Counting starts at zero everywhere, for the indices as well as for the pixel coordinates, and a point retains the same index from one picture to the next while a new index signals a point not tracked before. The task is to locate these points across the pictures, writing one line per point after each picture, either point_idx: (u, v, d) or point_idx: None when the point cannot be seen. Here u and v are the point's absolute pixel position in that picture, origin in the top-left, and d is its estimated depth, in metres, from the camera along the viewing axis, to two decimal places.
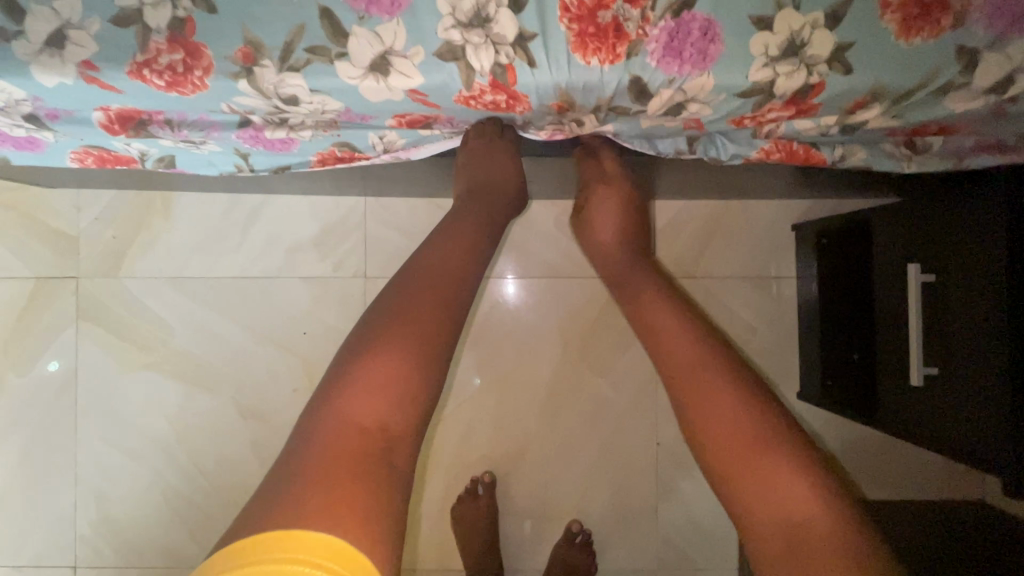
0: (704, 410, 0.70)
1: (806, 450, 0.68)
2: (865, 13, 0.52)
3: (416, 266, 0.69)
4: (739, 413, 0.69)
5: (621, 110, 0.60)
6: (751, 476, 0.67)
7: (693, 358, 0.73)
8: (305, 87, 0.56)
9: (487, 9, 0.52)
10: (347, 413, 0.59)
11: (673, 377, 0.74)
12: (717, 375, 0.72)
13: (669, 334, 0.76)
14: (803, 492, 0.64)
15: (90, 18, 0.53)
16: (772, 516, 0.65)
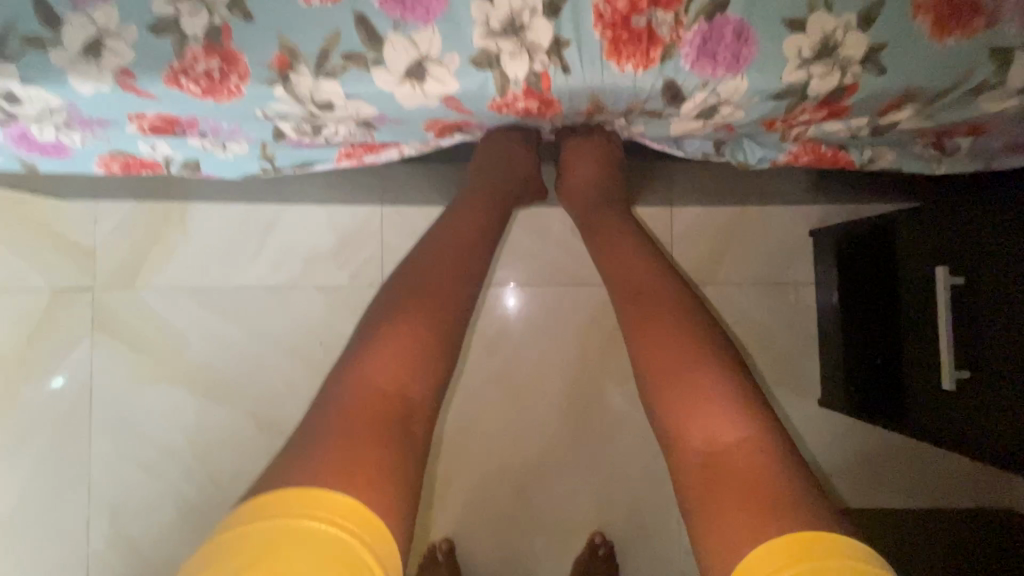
0: (644, 342, 0.66)
1: (739, 383, 0.62)
2: (897, 14, 0.53)
3: (426, 254, 0.71)
4: (676, 343, 0.64)
5: (654, 114, 0.59)
6: (687, 404, 0.61)
7: (645, 288, 0.69)
8: (339, 93, 0.56)
9: (522, 16, 0.53)
10: (368, 379, 0.60)
11: (628, 307, 0.69)
12: (667, 308, 0.67)
13: (622, 269, 0.72)
14: (726, 423, 0.59)
15: (127, 26, 0.54)
16: (693, 449, 0.59)
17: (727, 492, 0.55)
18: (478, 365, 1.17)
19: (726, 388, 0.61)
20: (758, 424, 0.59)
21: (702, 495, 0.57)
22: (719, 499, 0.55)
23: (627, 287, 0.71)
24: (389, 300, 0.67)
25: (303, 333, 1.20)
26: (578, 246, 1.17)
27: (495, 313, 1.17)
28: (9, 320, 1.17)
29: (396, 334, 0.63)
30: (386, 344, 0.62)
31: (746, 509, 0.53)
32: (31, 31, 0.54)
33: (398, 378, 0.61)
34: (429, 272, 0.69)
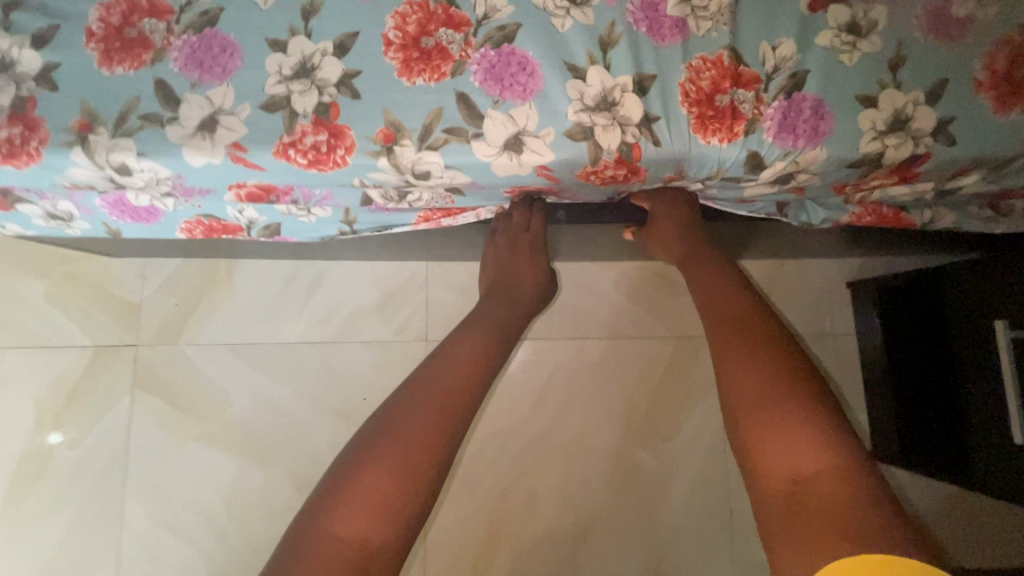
0: (730, 366, 0.64)
1: (825, 410, 0.59)
2: (961, 92, 0.57)
3: (401, 407, 0.66)
4: (765, 367, 0.62)
5: (734, 180, 0.62)
6: (770, 430, 0.58)
7: (735, 313, 0.67)
8: (440, 164, 0.59)
9: (613, 94, 0.57)
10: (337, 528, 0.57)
11: (717, 330, 0.67)
12: (756, 333, 0.65)
13: (707, 293, 0.70)
14: (809, 451, 0.55)
15: (242, 104, 0.58)
16: (775, 474, 0.56)
17: (803, 519, 0.52)
18: (523, 420, 1.16)
19: (810, 418, 0.58)
20: (846, 455, 0.55)
21: (784, 524, 0.53)
22: (802, 526, 0.52)
23: (718, 313, 0.68)
24: (367, 436, 0.64)
25: (347, 390, 1.19)
26: (619, 300, 1.19)
27: (538, 370, 1.17)
28: (52, 379, 1.17)
29: (373, 473, 0.60)
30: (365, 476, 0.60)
31: (823, 534, 0.50)
32: (151, 110, 0.58)
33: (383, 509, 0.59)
34: (413, 419, 0.64)
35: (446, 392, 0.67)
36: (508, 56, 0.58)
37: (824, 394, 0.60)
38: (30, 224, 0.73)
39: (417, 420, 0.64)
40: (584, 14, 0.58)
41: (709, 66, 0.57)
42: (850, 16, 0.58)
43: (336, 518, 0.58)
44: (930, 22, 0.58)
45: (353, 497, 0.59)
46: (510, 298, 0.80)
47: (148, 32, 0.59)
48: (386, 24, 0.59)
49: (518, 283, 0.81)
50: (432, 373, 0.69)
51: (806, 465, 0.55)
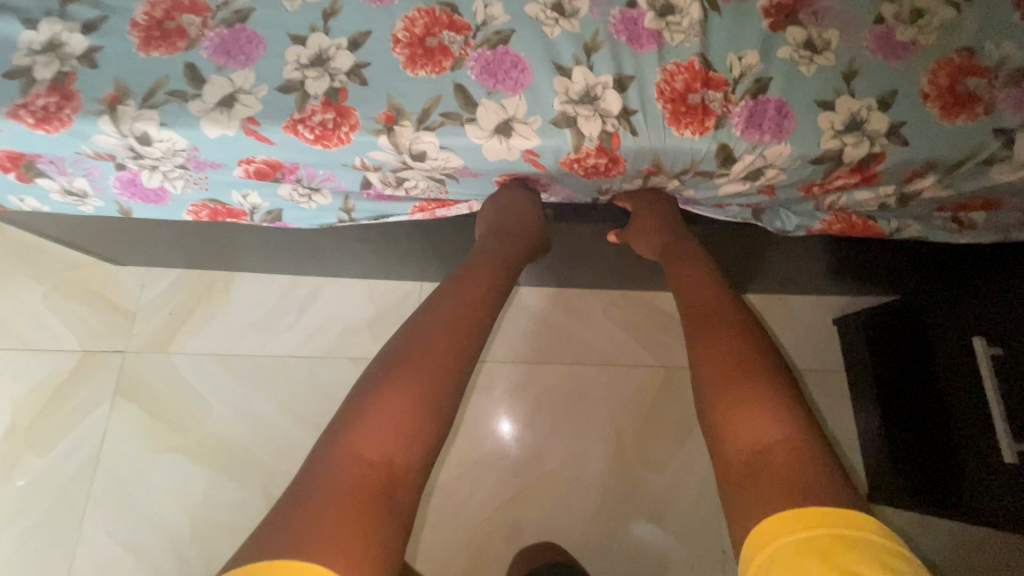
0: (700, 346, 0.64)
1: (786, 385, 0.58)
2: (909, 101, 0.64)
3: (409, 337, 0.63)
4: (731, 346, 0.62)
5: (708, 175, 0.67)
6: (731, 404, 0.58)
7: (707, 299, 0.68)
8: (435, 144, 0.64)
9: (596, 90, 0.63)
10: (355, 449, 0.54)
11: (687, 316, 0.68)
12: (724, 316, 0.65)
13: (678, 280, 0.71)
14: (768, 425, 0.55)
15: (260, 86, 0.64)
16: (738, 448, 0.55)
17: (759, 487, 0.51)
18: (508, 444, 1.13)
19: (773, 395, 0.57)
20: (805, 429, 0.55)
21: (743, 495, 0.52)
22: (754, 496, 0.51)
23: (691, 302, 0.69)
24: (379, 365, 0.61)
25: (331, 407, 1.17)
26: (609, 327, 1.20)
27: (526, 392, 1.16)
28: (35, 381, 1.16)
29: (392, 397, 0.57)
30: (382, 405, 0.57)
31: (775, 495, 0.50)
32: (178, 87, 0.65)
33: (402, 431, 0.56)
34: (426, 349, 0.61)
35: (451, 324, 0.64)
36: (502, 55, 0.65)
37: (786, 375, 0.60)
38: (46, 200, 0.77)
39: (429, 353, 0.61)
40: (571, 24, 0.66)
41: (682, 70, 0.64)
42: (806, 37, 0.66)
43: (356, 440, 0.55)
44: (877, 44, 0.66)
45: (371, 420, 0.56)
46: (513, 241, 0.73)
47: (186, 25, 0.67)
48: (396, 26, 0.66)
49: (522, 229, 0.73)
50: (438, 308, 0.66)
51: (763, 438, 0.55)
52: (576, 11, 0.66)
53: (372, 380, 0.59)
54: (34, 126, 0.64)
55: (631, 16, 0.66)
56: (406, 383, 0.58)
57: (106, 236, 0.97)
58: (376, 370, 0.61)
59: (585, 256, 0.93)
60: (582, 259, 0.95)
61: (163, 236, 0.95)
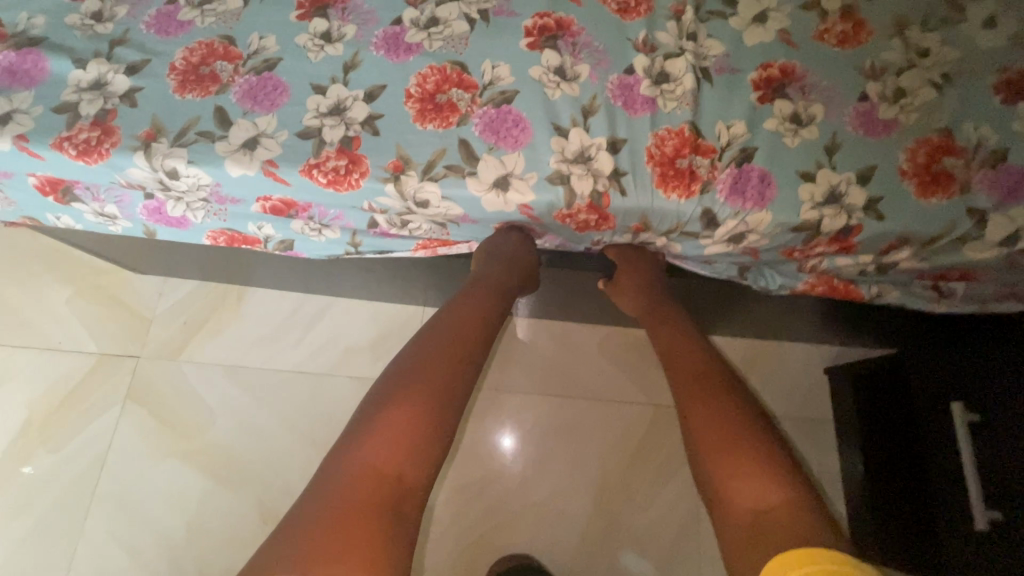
0: (694, 411, 0.69)
1: (776, 450, 0.64)
2: (887, 177, 0.67)
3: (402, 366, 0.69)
4: (725, 413, 0.67)
5: (693, 236, 0.70)
6: (730, 465, 0.63)
7: (697, 367, 0.74)
8: (438, 193, 0.69)
9: (590, 151, 0.68)
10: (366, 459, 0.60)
11: (679, 383, 0.74)
12: (716, 384, 0.71)
13: (671, 346, 0.78)
14: (764, 483, 0.60)
15: (281, 130, 0.70)
16: (740, 510, 0.60)
17: (764, 540, 0.55)
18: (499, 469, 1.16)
19: (766, 455, 0.63)
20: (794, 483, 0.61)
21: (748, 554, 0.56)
22: (756, 546, 0.56)
23: (684, 369, 0.75)
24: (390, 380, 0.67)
25: (329, 423, 1.22)
26: (603, 362, 1.24)
27: (519, 421, 1.19)
28: (53, 381, 1.22)
29: (404, 409, 0.64)
30: (393, 418, 0.63)
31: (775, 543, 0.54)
32: (206, 128, 0.71)
33: (399, 449, 0.61)
34: (430, 368, 0.68)
35: (455, 347, 0.71)
36: (505, 114, 0.70)
37: (771, 434, 0.66)
38: (80, 219, 0.83)
39: (422, 380, 0.67)
40: (571, 88, 0.71)
41: (672, 136, 0.68)
42: (792, 110, 0.70)
43: (369, 449, 0.61)
44: (860, 121, 0.70)
45: (383, 430, 0.62)
46: (508, 274, 0.78)
47: (219, 71, 0.73)
48: (410, 81, 0.72)
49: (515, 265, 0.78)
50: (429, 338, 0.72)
51: (763, 495, 0.60)
52: (577, 76, 0.71)
53: (371, 407, 0.65)
54: (76, 157, 0.70)
55: (629, 83, 0.71)
56: (414, 397, 0.65)
57: (132, 250, 1.03)
58: (373, 399, 0.66)
59: (579, 296, 0.97)
60: (577, 298, 0.98)
61: (184, 252, 1.01)
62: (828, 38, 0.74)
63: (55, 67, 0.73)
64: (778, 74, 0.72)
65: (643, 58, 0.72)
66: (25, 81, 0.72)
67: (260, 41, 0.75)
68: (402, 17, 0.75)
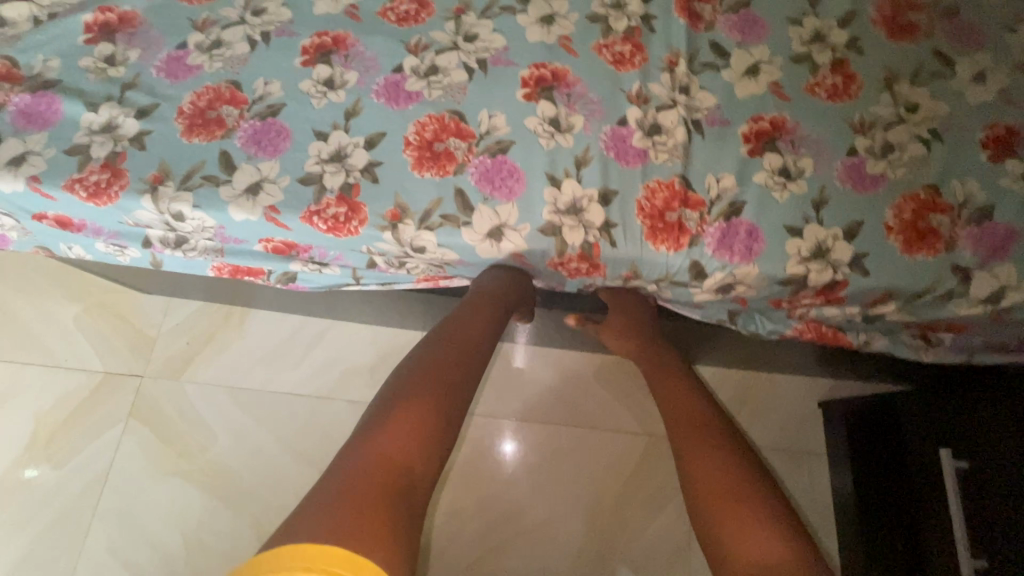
0: (699, 459, 0.70)
1: (777, 503, 0.65)
2: (873, 234, 0.69)
3: (399, 383, 0.67)
4: (727, 465, 0.69)
5: (682, 285, 0.72)
6: (737, 516, 0.63)
7: (699, 418, 0.76)
8: (434, 241, 0.71)
9: (582, 202, 0.70)
10: (378, 448, 0.59)
11: (680, 429, 0.76)
12: (716, 436, 0.73)
13: (671, 395, 0.81)
14: (770, 537, 0.60)
15: (284, 176, 0.72)
16: (747, 562, 0.59)
17: None
18: (493, 496, 1.17)
19: (771, 509, 0.64)
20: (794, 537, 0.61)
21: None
22: None
23: (686, 419, 0.77)
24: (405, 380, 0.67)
25: (327, 445, 1.23)
26: (600, 390, 1.25)
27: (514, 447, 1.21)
28: (59, 397, 1.25)
29: (415, 407, 0.64)
30: (407, 414, 0.63)
31: None
32: (212, 172, 0.73)
33: (408, 449, 0.60)
34: (445, 374, 0.69)
35: (460, 358, 0.72)
36: (500, 164, 0.72)
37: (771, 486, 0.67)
38: (89, 250, 0.85)
39: (430, 390, 0.66)
40: (565, 139, 0.73)
41: (663, 188, 0.70)
42: (781, 163, 0.72)
43: (382, 439, 0.59)
44: (848, 176, 0.71)
45: (394, 425, 0.61)
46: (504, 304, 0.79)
47: (225, 115, 0.76)
48: (409, 129, 0.74)
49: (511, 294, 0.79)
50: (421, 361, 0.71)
51: (769, 549, 0.59)
52: (571, 127, 0.73)
53: (369, 419, 0.62)
54: (86, 199, 0.73)
55: (621, 134, 0.73)
56: (426, 402, 0.65)
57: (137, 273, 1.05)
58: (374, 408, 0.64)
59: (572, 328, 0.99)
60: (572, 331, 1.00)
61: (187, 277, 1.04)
62: (818, 91, 0.76)
63: (68, 109, 0.76)
64: (768, 127, 0.74)
65: (636, 109, 0.74)
66: (39, 123, 0.75)
67: (265, 86, 0.77)
68: (403, 65, 0.77)
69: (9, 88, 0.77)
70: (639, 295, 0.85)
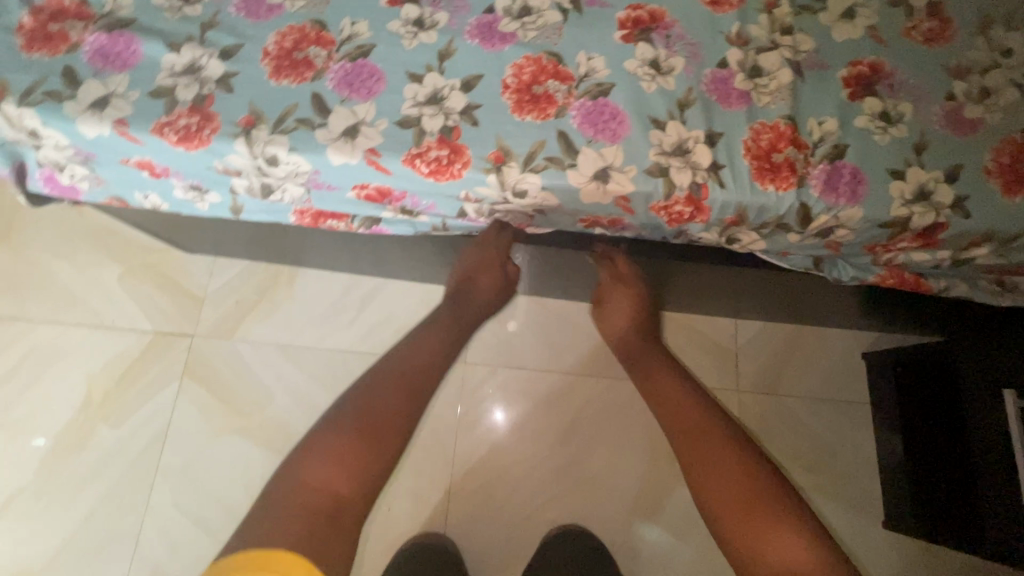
0: (711, 475, 0.83)
1: (768, 486, 0.81)
2: (973, 177, 0.70)
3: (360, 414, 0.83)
4: (730, 471, 0.83)
5: (783, 230, 0.72)
6: (750, 518, 0.79)
7: (698, 428, 0.88)
8: (537, 185, 0.70)
9: (687, 144, 0.70)
10: (311, 478, 0.77)
11: (684, 439, 0.88)
12: (715, 441, 0.86)
13: (660, 396, 0.95)
14: (783, 533, 0.76)
15: (380, 119, 0.71)
16: (771, 555, 0.76)
17: None
18: (547, 452, 1.17)
19: (772, 500, 0.80)
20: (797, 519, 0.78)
21: None
22: None
23: (687, 430, 0.89)
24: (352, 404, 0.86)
25: None
26: None
27: (565, 403, 1.20)
28: (110, 358, 1.24)
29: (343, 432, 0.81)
30: (336, 447, 0.80)
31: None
32: (305, 115, 0.71)
33: (334, 474, 0.77)
34: (384, 389, 0.87)
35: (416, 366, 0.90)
36: (602, 107, 0.71)
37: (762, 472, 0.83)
38: (166, 198, 0.83)
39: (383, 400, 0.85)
40: (667, 81, 0.72)
41: (768, 130, 0.70)
42: (882, 107, 0.72)
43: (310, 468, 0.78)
44: (947, 120, 0.72)
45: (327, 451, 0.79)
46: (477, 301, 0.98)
47: (313, 56, 0.73)
48: (506, 71, 0.72)
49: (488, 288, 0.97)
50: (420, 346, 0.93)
51: (780, 541, 0.76)
52: (672, 69, 0.72)
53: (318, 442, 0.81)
54: (176, 143, 0.71)
55: (722, 77, 0.72)
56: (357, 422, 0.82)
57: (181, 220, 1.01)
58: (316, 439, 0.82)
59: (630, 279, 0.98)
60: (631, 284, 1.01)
61: (239, 227, 1.01)
62: (915, 35, 0.75)
63: (148, 50, 0.73)
64: (867, 71, 0.73)
65: (736, 51, 0.73)
66: (119, 64, 0.72)
67: (352, 27, 0.75)
68: (494, 6, 0.75)
69: (83, 27, 0.73)
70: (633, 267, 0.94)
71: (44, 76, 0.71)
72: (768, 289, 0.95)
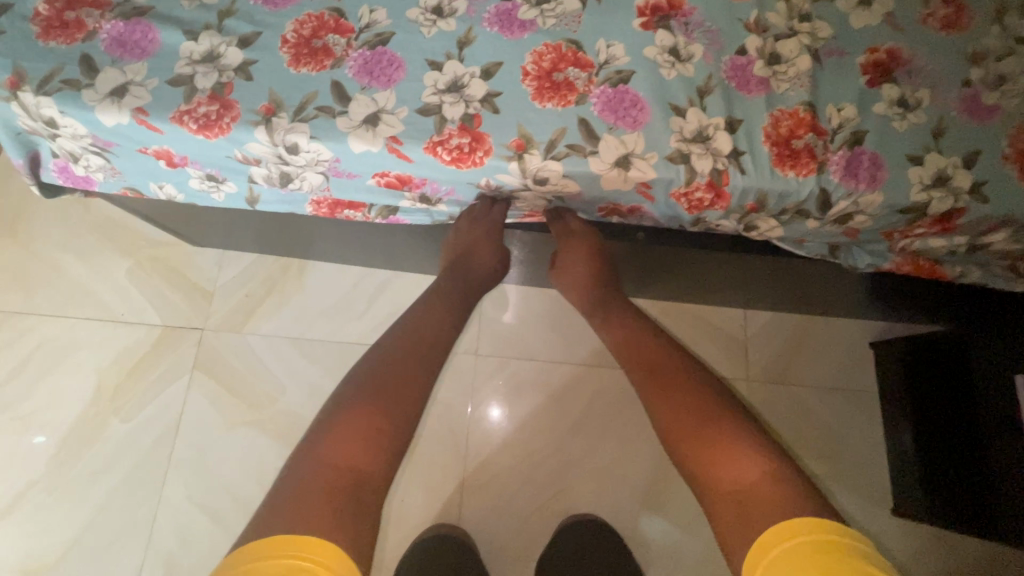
0: (668, 403, 0.74)
1: (730, 413, 0.72)
2: (992, 162, 0.70)
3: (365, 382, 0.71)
4: (690, 399, 0.73)
5: (802, 216, 0.73)
6: (709, 445, 0.69)
7: (657, 358, 0.79)
8: (559, 171, 0.71)
9: (708, 130, 0.70)
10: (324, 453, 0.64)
11: (641, 370, 0.79)
12: (672, 373, 0.77)
13: (618, 333, 0.85)
14: (744, 459, 0.66)
15: (401, 106, 0.71)
16: (730, 481, 0.66)
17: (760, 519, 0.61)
18: (559, 442, 1.17)
19: (733, 427, 0.70)
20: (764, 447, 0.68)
21: (739, 533, 0.62)
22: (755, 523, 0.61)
23: (643, 361, 0.80)
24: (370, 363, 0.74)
25: None
26: None
27: (576, 394, 1.20)
28: (120, 351, 1.23)
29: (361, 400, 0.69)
30: (351, 417, 0.67)
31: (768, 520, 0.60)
32: (326, 103, 0.71)
33: (353, 448, 0.65)
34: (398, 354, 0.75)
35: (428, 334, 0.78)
36: (622, 94, 0.71)
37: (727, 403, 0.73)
38: (181, 188, 0.82)
39: (395, 369, 0.73)
40: (686, 68, 0.72)
41: (787, 117, 0.71)
42: (900, 94, 0.72)
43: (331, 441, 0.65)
44: (964, 106, 0.72)
45: (338, 421, 0.67)
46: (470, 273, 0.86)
47: (332, 44, 0.73)
48: (526, 58, 0.72)
49: (479, 261, 0.86)
50: (423, 314, 0.80)
51: (742, 468, 0.66)
52: (692, 56, 0.72)
53: (331, 409, 0.69)
54: (196, 131, 0.71)
55: (741, 64, 0.72)
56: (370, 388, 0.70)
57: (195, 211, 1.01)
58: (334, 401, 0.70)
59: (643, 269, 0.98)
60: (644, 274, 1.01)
61: (251, 217, 1.00)
62: (931, 22, 0.76)
63: (166, 38, 0.73)
64: (885, 58, 0.74)
65: (755, 38, 0.73)
66: (136, 52, 0.72)
67: (370, 15, 0.74)
68: None
69: (99, 15, 0.73)
70: (585, 221, 0.85)
71: (62, 64, 0.70)
72: (782, 280, 0.95)
